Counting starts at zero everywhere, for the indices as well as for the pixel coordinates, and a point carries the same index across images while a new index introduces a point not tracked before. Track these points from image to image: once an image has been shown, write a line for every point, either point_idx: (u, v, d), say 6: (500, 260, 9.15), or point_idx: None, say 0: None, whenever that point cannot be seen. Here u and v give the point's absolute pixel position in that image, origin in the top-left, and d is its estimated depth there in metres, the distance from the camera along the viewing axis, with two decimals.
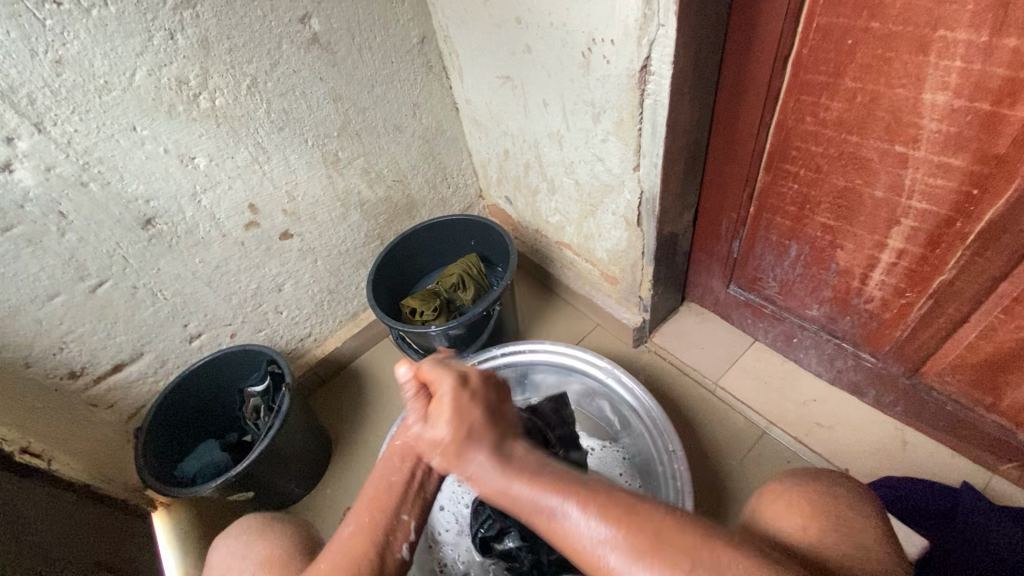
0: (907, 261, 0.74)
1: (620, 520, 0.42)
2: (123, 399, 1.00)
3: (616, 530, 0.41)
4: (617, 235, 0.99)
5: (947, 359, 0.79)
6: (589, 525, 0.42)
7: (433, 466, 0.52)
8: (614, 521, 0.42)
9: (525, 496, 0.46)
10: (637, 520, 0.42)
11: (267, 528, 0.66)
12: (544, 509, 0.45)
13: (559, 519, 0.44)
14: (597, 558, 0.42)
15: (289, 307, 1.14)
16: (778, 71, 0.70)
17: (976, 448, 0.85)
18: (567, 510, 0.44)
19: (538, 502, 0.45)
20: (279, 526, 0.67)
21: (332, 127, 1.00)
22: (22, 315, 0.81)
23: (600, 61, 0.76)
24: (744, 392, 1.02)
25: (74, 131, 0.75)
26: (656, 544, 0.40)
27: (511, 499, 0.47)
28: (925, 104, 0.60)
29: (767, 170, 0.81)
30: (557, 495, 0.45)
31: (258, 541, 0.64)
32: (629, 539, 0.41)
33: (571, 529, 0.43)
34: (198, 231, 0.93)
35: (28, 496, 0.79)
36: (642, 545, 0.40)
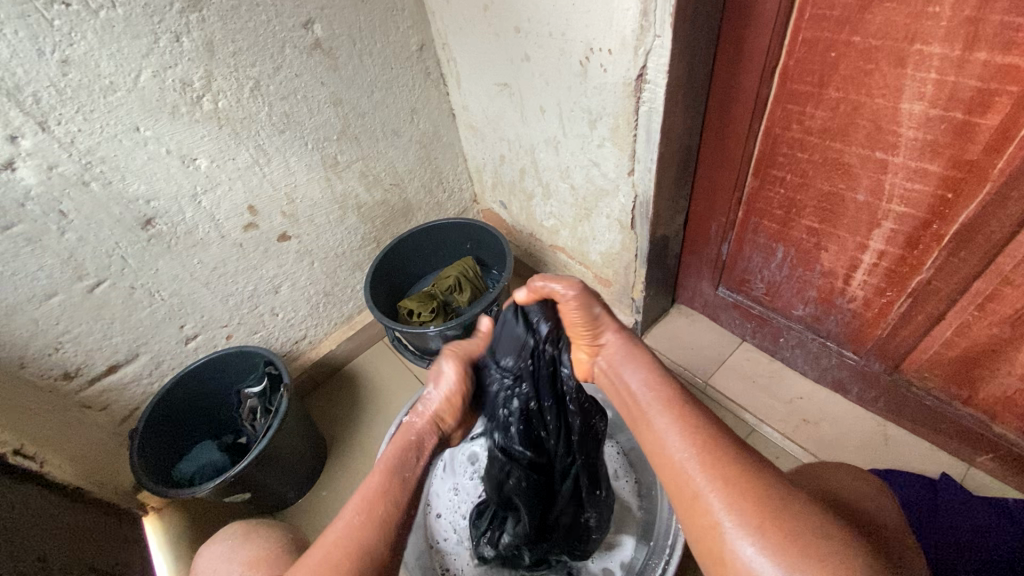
0: (887, 262, 0.78)
1: (713, 453, 0.48)
2: (116, 401, 0.98)
3: (705, 459, 0.48)
4: (611, 238, 1.02)
5: (926, 355, 0.83)
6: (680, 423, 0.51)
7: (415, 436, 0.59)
8: (705, 457, 0.48)
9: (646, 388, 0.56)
10: (724, 458, 0.48)
11: (253, 530, 0.67)
12: (655, 418, 0.53)
13: (663, 430, 0.51)
14: (681, 470, 0.48)
15: (285, 309, 1.14)
16: (766, 81, 0.74)
17: (953, 441, 0.89)
18: (672, 427, 0.51)
19: (653, 409, 0.53)
20: (265, 529, 0.68)
21: (332, 130, 1.01)
22: (19, 314, 0.81)
23: (597, 70, 0.79)
24: (734, 391, 1.05)
25: (78, 131, 0.76)
26: (739, 473, 0.46)
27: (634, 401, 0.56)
28: (903, 113, 0.65)
29: (756, 175, 0.85)
30: (671, 412, 0.52)
31: (245, 543, 0.65)
32: (714, 465, 0.47)
33: (664, 418, 0.52)
34: (197, 231, 0.94)
35: (18, 496, 0.79)
36: (724, 475, 0.46)
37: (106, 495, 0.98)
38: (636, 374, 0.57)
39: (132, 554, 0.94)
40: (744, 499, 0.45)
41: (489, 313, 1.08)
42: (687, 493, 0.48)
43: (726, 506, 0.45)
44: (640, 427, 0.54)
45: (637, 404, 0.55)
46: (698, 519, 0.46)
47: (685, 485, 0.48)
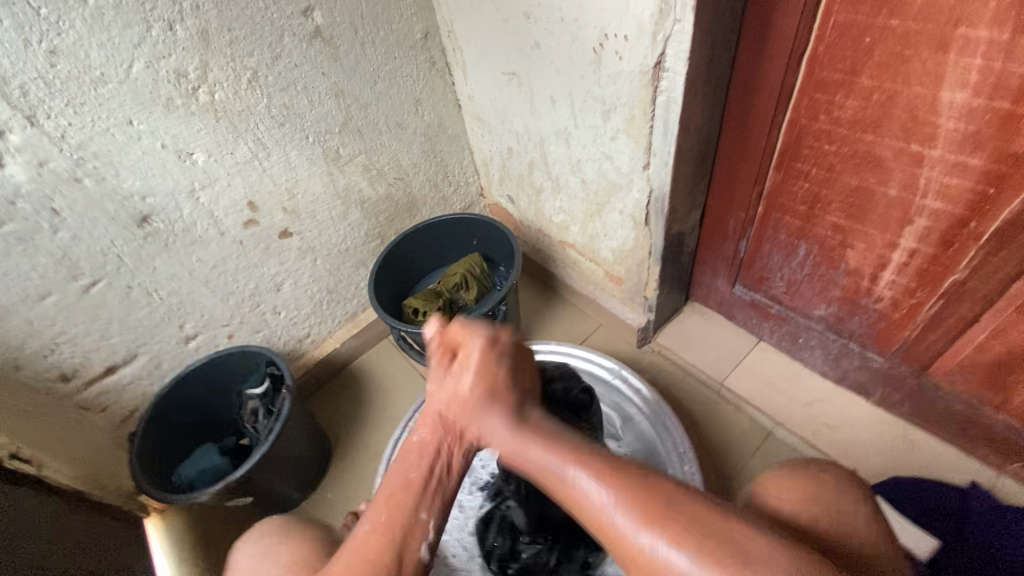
0: (919, 260, 0.74)
1: (640, 497, 0.41)
2: (115, 402, 0.96)
3: (630, 509, 0.41)
4: (623, 235, 0.98)
5: (957, 358, 0.79)
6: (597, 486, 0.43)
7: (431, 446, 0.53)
8: (635, 506, 0.41)
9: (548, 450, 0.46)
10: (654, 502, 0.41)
11: (288, 532, 0.64)
12: (564, 474, 0.44)
13: (576, 486, 0.43)
14: (616, 528, 0.41)
15: (287, 307, 1.11)
16: (792, 69, 0.69)
17: (983, 447, 0.85)
18: (582, 480, 0.43)
19: (557, 463, 0.45)
20: (303, 531, 0.64)
21: (333, 123, 0.98)
22: (12, 315, 0.78)
23: (611, 57, 0.75)
24: (750, 393, 1.01)
25: (68, 125, 0.73)
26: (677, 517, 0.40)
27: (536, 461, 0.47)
28: (943, 102, 0.60)
29: (778, 168, 0.81)
30: (578, 462, 0.44)
31: (281, 544, 0.62)
32: (643, 514, 0.40)
33: (581, 487, 0.43)
34: (195, 229, 0.91)
35: (15, 504, 0.77)
36: (662, 525, 0.40)
37: (108, 498, 0.96)
38: (531, 445, 0.47)
39: (132, 558, 0.91)
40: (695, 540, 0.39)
41: (497, 311, 1.05)
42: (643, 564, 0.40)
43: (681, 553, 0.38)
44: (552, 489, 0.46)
45: (537, 466, 0.46)
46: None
47: (628, 548, 0.41)
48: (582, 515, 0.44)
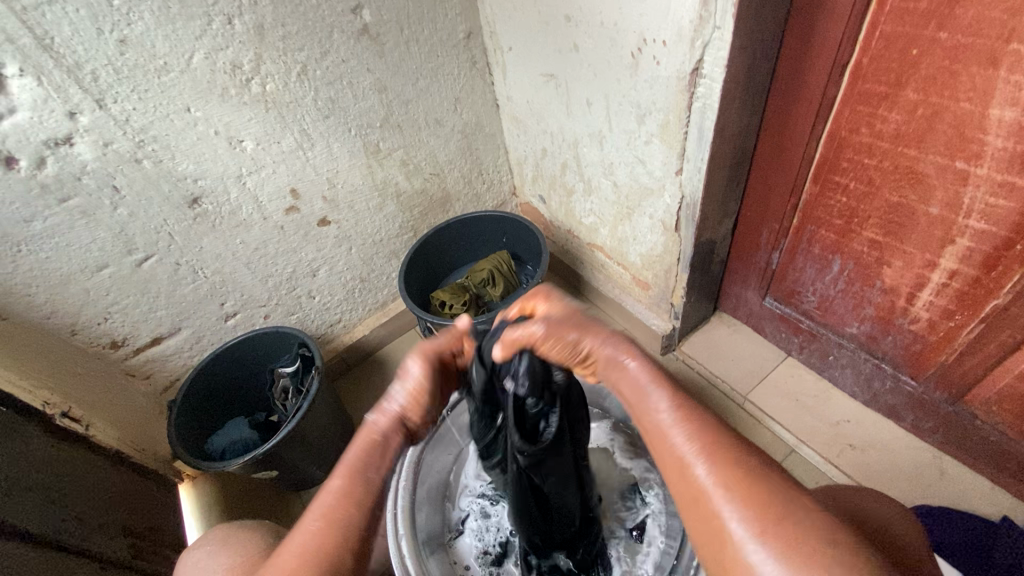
0: (959, 282, 0.71)
1: (725, 460, 0.45)
2: (158, 371, 1.03)
3: (717, 472, 0.44)
4: (652, 240, 0.98)
5: (996, 387, 0.76)
6: (679, 427, 0.47)
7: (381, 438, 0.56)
8: (715, 458, 0.45)
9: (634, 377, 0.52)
10: (730, 455, 0.45)
11: (231, 534, 0.70)
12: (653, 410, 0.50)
13: (662, 418, 0.49)
14: (686, 472, 0.46)
15: (321, 293, 1.15)
16: (834, 79, 0.68)
17: (1018, 482, 0.81)
18: (672, 415, 0.48)
19: (650, 390, 0.51)
20: (248, 533, 0.70)
21: (375, 117, 1.01)
22: (72, 283, 0.84)
23: (649, 63, 0.75)
24: (774, 408, 0.99)
25: (132, 109, 0.78)
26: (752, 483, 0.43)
27: (630, 388, 0.52)
28: (991, 119, 0.58)
29: (815, 181, 0.79)
30: (671, 396, 0.50)
31: (222, 548, 0.67)
32: (718, 464, 0.44)
33: (659, 417, 0.49)
34: (241, 212, 0.95)
35: (67, 457, 0.84)
36: (731, 480, 0.43)
37: (145, 460, 1.02)
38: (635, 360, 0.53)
39: (166, 518, 0.98)
40: (732, 477, 0.44)
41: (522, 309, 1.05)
42: (693, 499, 0.45)
43: (732, 508, 0.42)
44: (640, 423, 0.51)
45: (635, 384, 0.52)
46: (714, 538, 0.43)
47: (693, 485, 0.45)
48: (656, 449, 0.49)
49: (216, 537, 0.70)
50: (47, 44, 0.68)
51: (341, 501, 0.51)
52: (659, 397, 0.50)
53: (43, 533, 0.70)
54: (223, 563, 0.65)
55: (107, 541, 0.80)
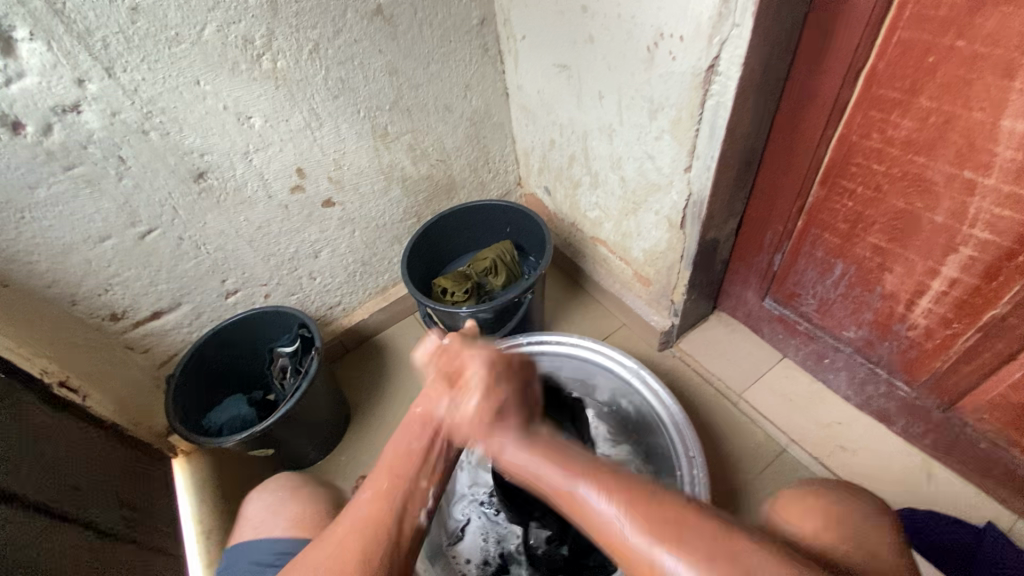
0: (959, 291, 0.72)
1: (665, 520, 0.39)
2: (157, 345, 1.02)
3: (665, 538, 0.38)
4: (656, 236, 0.99)
5: (989, 396, 0.77)
6: (609, 498, 0.41)
7: (431, 412, 0.57)
8: (649, 520, 0.39)
9: (545, 455, 0.47)
10: (643, 504, 0.41)
11: (298, 488, 0.72)
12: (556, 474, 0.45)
13: (587, 496, 0.42)
14: (626, 543, 0.39)
15: (323, 274, 1.15)
16: (849, 83, 0.68)
17: (1004, 489, 0.83)
18: (577, 479, 0.44)
19: (564, 473, 0.45)
20: (312, 488, 0.72)
21: (384, 100, 1.00)
22: (74, 253, 0.84)
23: (665, 57, 0.75)
24: (768, 407, 1.01)
25: (141, 79, 0.77)
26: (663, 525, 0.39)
27: (531, 470, 0.47)
28: (1002, 130, 0.59)
29: (823, 184, 0.80)
30: (585, 470, 0.44)
31: (291, 498, 0.70)
32: (636, 514, 0.40)
33: (591, 500, 0.42)
34: (246, 189, 0.95)
35: (65, 427, 0.84)
36: (679, 539, 0.38)
37: (139, 434, 1.02)
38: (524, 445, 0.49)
39: (159, 493, 0.98)
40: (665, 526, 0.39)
41: (523, 300, 1.06)
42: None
43: (679, 567, 0.37)
44: (562, 498, 0.45)
45: (549, 476, 0.46)
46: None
47: (617, 542, 0.40)
48: (593, 530, 0.42)
49: (285, 488, 0.72)
50: (58, 9, 0.67)
51: (387, 478, 0.52)
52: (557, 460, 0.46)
53: (42, 500, 0.70)
54: (292, 513, 0.67)
55: (103, 512, 0.81)
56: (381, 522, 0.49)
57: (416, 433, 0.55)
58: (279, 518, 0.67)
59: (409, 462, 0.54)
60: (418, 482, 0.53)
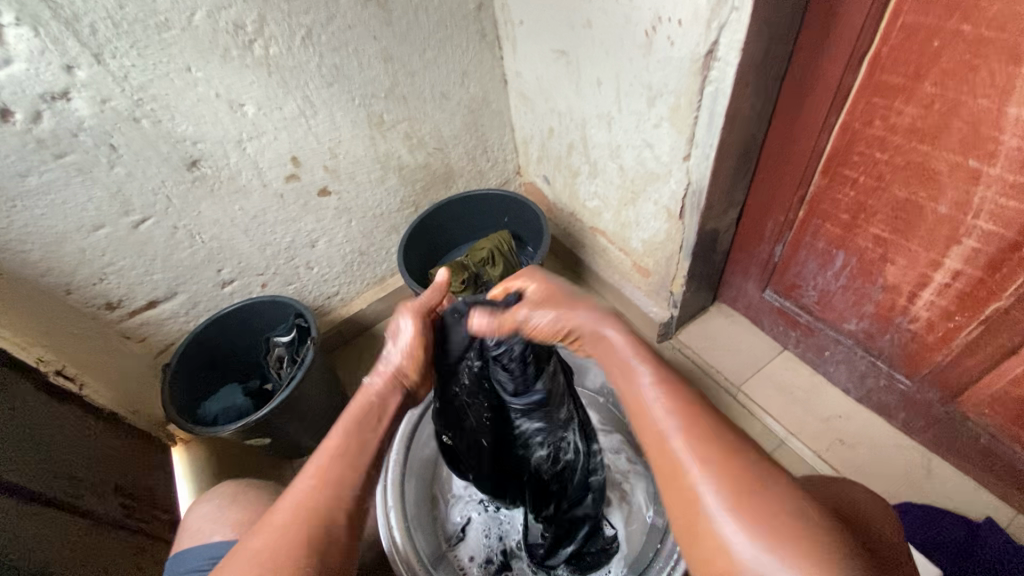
0: (961, 283, 0.71)
1: (700, 431, 0.49)
2: (154, 334, 1.03)
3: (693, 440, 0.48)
4: (655, 226, 0.97)
5: (991, 390, 0.76)
6: (663, 399, 0.52)
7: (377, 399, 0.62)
8: (688, 426, 0.49)
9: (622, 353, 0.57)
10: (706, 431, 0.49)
11: (240, 494, 0.72)
12: (638, 383, 0.54)
13: (649, 396, 0.52)
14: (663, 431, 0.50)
15: (320, 264, 1.15)
16: (851, 69, 0.67)
17: (1005, 484, 0.82)
18: (658, 395, 0.52)
19: (635, 365, 0.55)
20: (252, 492, 0.74)
21: (380, 87, 0.99)
22: (68, 242, 0.84)
23: (663, 42, 0.73)
24: (766, 400, 1.00)
25: (131, 66, 0.76)
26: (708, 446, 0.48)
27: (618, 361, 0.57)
28: (1008, 118, 0.57)
29: (824, 173, 0.78)
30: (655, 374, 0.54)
31: (232, 504, 0.70)
32: (688, 433, 0.49)
33: (649, 395, 0.53)
34: (240, 177, 0.94)
35: (63, 415, 0.84)
36: (705, 447, 0.47)
37: (138, 422, 1.02)
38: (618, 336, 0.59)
39: (157, 481, 0.99)
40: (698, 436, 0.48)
41: None
42: (667, 462, 0.49)
43: (699, 469, 0.47)
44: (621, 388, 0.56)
45: (623, 360, 0.56)
46: (674, 487, 0.48)
47: (666, 448, 0.49)
48: (639, 414, 0.53)
49: (223, 495, 0.73)
50: None
51: (332, 463, 0.54)
52: (646, 372, 0.54)
53: (38, 490, 0.71)
54: (233, 517, 0.68)
55: (99, 500, 0.81)
56: (325, 506, 0.51)
57: (368, 422, 0.59)
58: (219, 524, 0.67)
59: (362, 450, 0.56)
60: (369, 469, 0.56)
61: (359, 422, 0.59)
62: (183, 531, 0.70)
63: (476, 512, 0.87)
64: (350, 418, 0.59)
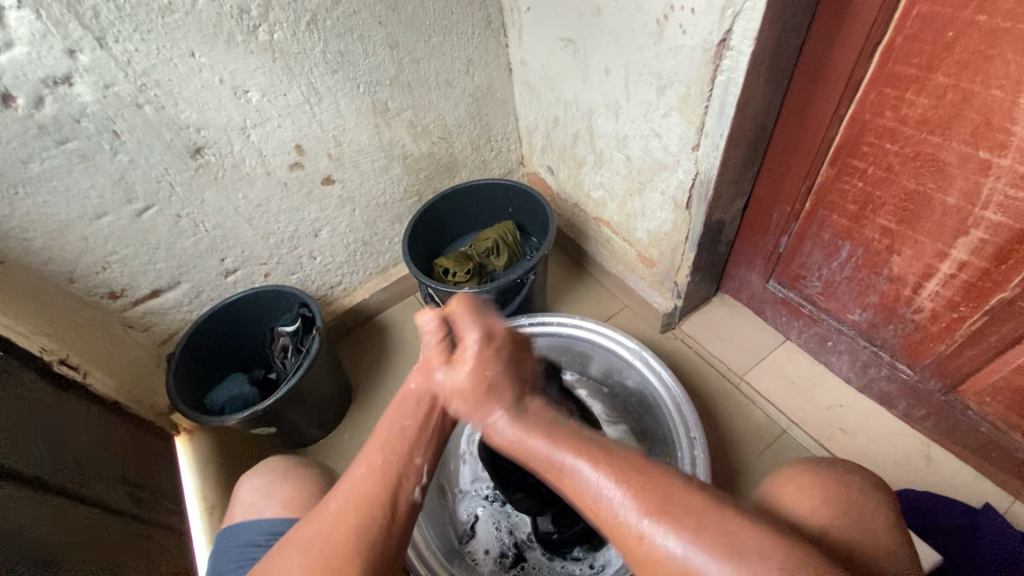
0: (967, 274, 0.72)
1: (643, 484, 0.42)
2: (157, 324, 1.02)
3: (642, 497, 0.41)
4: (662, 217, 0.97)
5: (992, 379, 0.77)
6: (590, 465, 0.44)
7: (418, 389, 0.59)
8: (638, 487, 0.42)
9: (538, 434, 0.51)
10: (651, 478, 0.42)
11: (291, 469, 0.70)
12: (560, 457, 0.47)
13: (579, 471, 0.45)
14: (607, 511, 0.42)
15: (323, 254, 1.14)
16: (864, 58, 0.66)
17: (1003, 472, 0.83)
18: (581, 459, 0.45)
19: (550, 448, 0.48)
20: (304, 470, 0.71)
21: (385, 75, 0.98)
22: (70, 230, 0.83)
23: (674, 30, 0.73)
24: (769, 389, 1.01)
25: (134, 50, 0.75)
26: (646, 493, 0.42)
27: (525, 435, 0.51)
28: (1021, 108, 0.57)
29: (833, 164, 0.79)
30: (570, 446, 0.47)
31: (282, 479, 0.68)
32: (634, 493, 0.41)
33: (574, 468, 0.45)
34: (244, 165, 0.93)
35: (67, 406, 0.84)
36: (656, 500, 0.41)
37: (142, 412, 1.02)
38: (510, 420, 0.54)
39: (162, 471, 0.98)
40: (645, 489, 0.41)
41: (526, 281, 1.04)
42: (631, 544, 0.41)
43: (658, 528, 0.39)
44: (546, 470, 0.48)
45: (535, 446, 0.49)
46: (652, 567, 0.39)
47: (618, 525, 0.41)
48: (577, 497, 0.45)
49: (275, 470, 0.70)
50: None
51: (381, 452, 0.52)
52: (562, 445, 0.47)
53: (48, 479, 0.71)
54: (284, 496, 0.66)
55: (107, 489, 0.81)
56: (376, 494, 0.48)
57: (408, 410, 0.57)
58: (270, 502, 0.66)
59: (404, 440, 0.54)
60: (412, 458, 0.52)
61: (401, 413, 0.56)
62: (236, 504, 0.68)
63: (483, 508, 0.89)
64: (393, 411, 0.56)
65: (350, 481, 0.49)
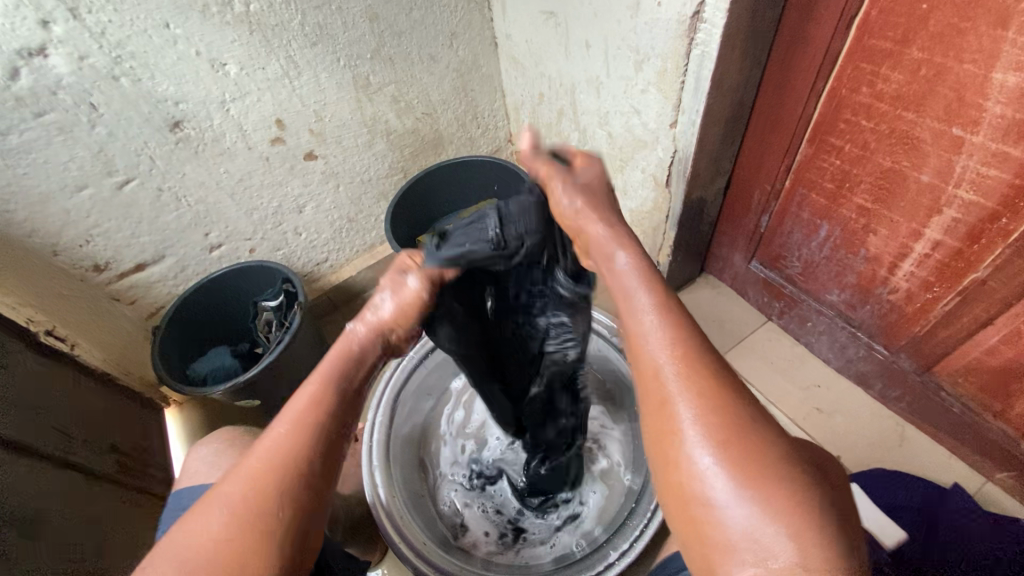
0: (941, 253, 0.71)
1: (715, 393, 0.39)
2: (143, 298, 1.03)
3: (707, 410, 0.39)
4: (643, 195, 0.96)
5: (964, 360, 0.77)
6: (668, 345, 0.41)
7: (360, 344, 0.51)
8: (702, 395, 0.39)
9: (623, 285, 0.46)
10: (724, 396, 0.39)
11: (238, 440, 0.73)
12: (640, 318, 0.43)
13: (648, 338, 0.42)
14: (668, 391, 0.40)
15: (308, 230, 1.15)
16: (840, 32, 0.65)
17: (974, 452, 0.84)
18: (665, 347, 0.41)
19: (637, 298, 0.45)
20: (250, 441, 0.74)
21: (366, 48, 0.97)
22: (52, 203, 0.84)
23: (650, 2, 0.71)
24: (747, 369, 1.01)
25: (108, 21, 0.74)
26: (790, 498, 0.35)
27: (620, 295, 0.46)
28: (993, 84, 0.56)
29: (811, 142, 0.78)
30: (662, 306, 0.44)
31: (229, 450, 0.71)
32: (698, 400, 0.39)
33: (647, 336, 0.43)
34: (224, 139, 0.93)
35: (52, 375, 0.86)
36: (716, 416, 0.38)
37: (129, 382, 1.05)
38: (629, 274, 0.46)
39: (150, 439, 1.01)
40: (713, 403, 0.39)
41: None
42: (665, 440, 0.40)
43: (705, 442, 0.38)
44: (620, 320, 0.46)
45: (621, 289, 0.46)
46: (675, 464, 0.40)
47: (666, 411, 0.40)
48: (636, 358, 0.43)
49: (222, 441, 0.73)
50: None
51: (312, 409, 0.45)
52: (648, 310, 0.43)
53: (32, 445, 0.73)
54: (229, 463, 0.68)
55: (94, 455, 0.84)
56: (300, 458, 0.44)
57: (348, 370, 0.49)
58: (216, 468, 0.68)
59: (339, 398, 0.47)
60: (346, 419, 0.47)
61: (339, 363, 0.49)
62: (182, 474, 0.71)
63: (460, 492, 0.92)
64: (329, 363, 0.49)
65: (271, 435, 0.44)
